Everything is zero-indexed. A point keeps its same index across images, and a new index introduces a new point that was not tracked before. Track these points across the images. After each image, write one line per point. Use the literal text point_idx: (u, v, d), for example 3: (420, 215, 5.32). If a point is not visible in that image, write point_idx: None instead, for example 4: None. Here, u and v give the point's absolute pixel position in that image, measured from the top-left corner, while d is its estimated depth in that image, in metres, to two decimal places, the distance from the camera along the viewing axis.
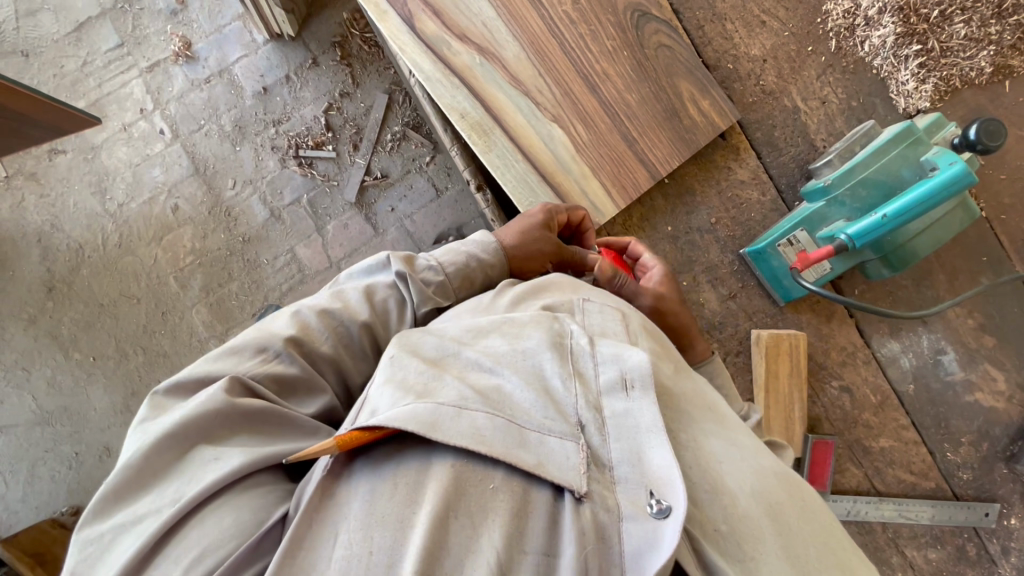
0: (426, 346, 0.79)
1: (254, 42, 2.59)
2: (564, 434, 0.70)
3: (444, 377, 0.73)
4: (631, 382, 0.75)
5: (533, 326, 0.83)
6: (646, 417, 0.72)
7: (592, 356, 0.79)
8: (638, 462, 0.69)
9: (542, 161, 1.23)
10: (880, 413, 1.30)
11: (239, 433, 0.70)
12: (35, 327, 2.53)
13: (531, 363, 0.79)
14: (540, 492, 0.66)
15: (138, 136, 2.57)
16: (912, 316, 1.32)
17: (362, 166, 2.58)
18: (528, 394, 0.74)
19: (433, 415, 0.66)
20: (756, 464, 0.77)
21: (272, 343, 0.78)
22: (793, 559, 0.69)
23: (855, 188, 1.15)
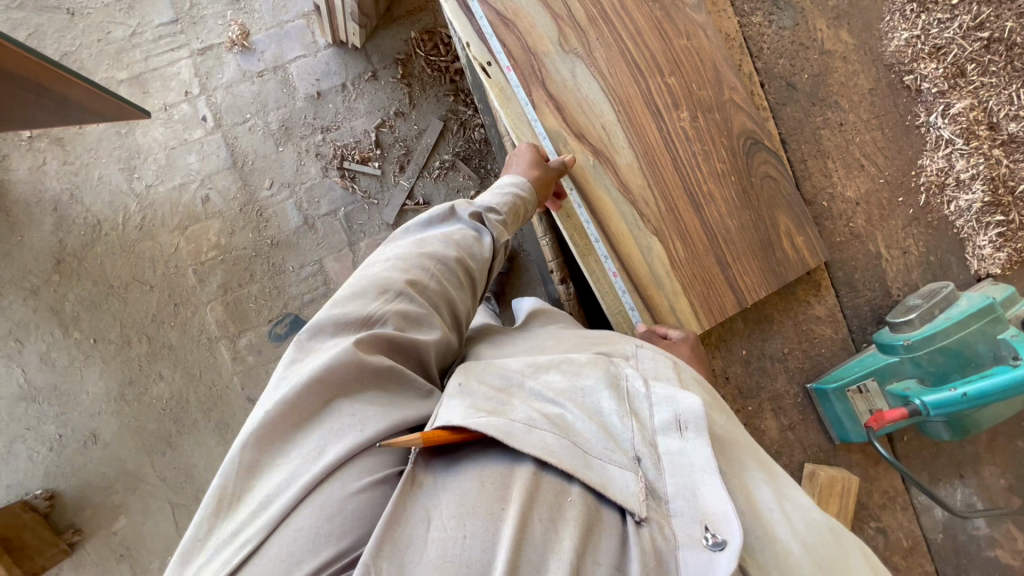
0: (489, 377, 0.71)
1: (315, 44, 2.55)
2: (621, 461, 0.62)
3: (512, 402, 0.66)
4: (684, 422, 0.64)
5: (591, 368, 0.73)
6: (701, 456, 0.62)
7: (646, 397, 0.69)
8: (694, 495, 0.60)
9: (638, 274, 1.24)
10: (908, 556, 1.36)
11: (368, 388, 0.69)
12: (35, 299, 2.40)
13: (587, 399, 0.69)
14: (609, 513, 0.58)
15: (177, 119, 2.48)
16: (951, 469, 1.37)
17: (406, 189, 2.55)
18: (590, 425, 0.65)
19: (507, 430, 0.60)
20: (809, 512, 0.64)
21: (392, 285, 0.81)
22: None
23: (932, 354, 1.19)
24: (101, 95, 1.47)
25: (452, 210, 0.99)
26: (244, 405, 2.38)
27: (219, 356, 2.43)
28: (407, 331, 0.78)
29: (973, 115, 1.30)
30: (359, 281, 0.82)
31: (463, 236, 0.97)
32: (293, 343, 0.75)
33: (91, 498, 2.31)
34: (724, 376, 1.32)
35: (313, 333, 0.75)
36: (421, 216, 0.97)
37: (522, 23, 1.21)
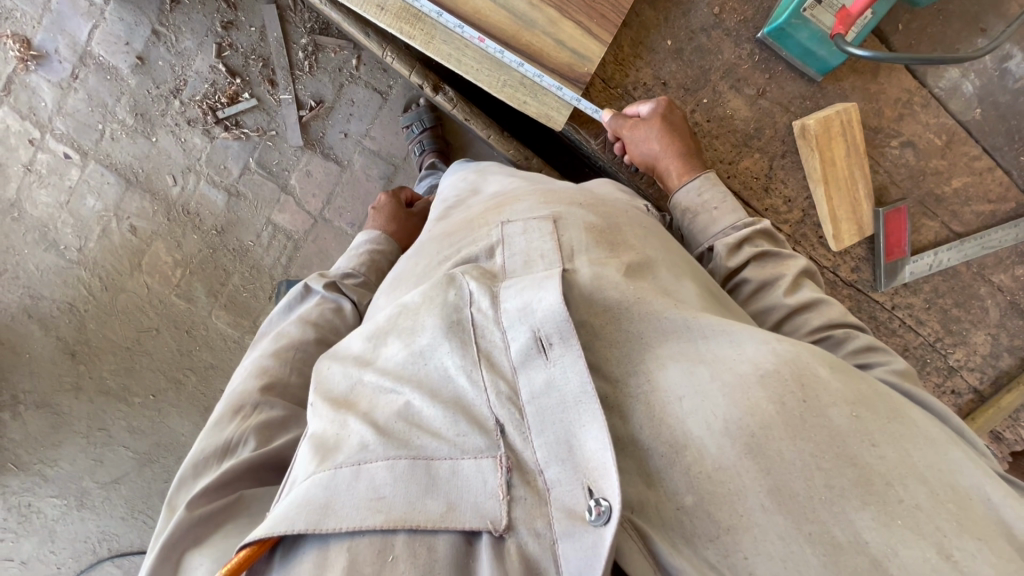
0: (339, 379, 0.75)
1: (95, 6, 2.17)
2: (480, 449, 0.63)
3: (348, 423, 0.68)
4: (549, 339, 0.64)
5: (426, 310, 0.73)
6: (573, 385, 0.62)
7: (500, 323, 0.69)
8: (569, 453, 0.60)
9: (498, 25, 0.99)
10: (948, 154, 1.18)
11: (225, 521, 0.78)
12: (83, 392, 2.51)
13: (432, 364, 0.70)
14: (447, 539, 0.58)
15: (47, 172, 2.30)
16: (970, 29, 1.10)
17: (291, 101, 2.25)
18: (434, 408, 0.67)
19: (328, 498, 0.60)
20: (728, 385, 0.60)
21: (248, 400, 0.91)
22: (785, 499, 0.54)
23: None
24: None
25: (307, 287, 1.12)
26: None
27: None
28: (273, 440, 0.87)
29: None
30: (221, 406, 0.92)
31: (323, 310, 1.09)
32: (161, 507, 0.83)
33: None
34: (660, 85, 1.09)
35: (176, 489, 0.84)
36: (282, 303, 1.10)
37: None
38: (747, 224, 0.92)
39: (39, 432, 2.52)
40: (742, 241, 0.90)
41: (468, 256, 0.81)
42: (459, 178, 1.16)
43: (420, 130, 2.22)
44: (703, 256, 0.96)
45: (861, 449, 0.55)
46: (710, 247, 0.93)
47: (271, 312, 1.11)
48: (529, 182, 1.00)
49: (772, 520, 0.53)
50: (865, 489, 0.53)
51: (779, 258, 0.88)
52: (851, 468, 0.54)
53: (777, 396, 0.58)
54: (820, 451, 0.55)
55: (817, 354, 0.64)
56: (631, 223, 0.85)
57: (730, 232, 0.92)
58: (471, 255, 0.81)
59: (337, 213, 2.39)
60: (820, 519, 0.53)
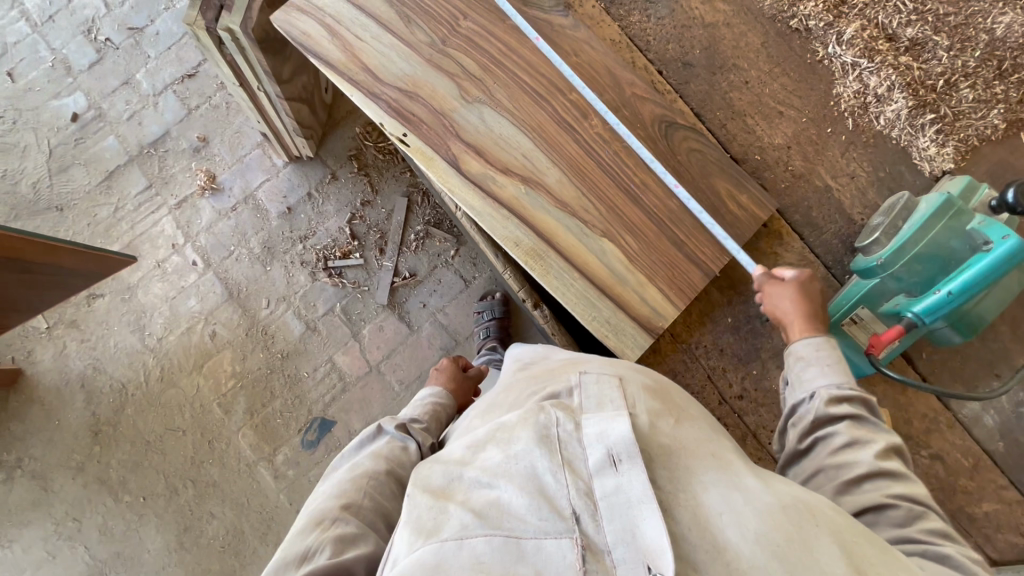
0: (437, 476, 0.82)
1: (274, 166, 2.76)
2: (559, 531, 0.68)
3: (448, 510, 0.74)
4: (618, 455, 0.73)
5: (521, 427, 0.81)
6: (637, 488, 0.69)
7: (579, 441, 0.77)
8: (633, 538, 0.66)
9: (599, 277, 1.28)
10: (976, 476, 1.27)
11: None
12: (83, 474, 2.49)
13: (522, 464, 0.76)
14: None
15: (171, 270, 2.68)
16: (985, 372, 1.31)
17: (391, 268, 2.66)
18: (520, 498, 0.72)
19: (437, 560, 0.66)
20: (756, 504, 0.71)
21: (328, 514, 1.02)
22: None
23: (909, 264, 1.18)
24: (81, 249, 1.63)
25: (379, 428, 1.24)
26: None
27: (261, 477, 2.50)
28: (343, 549, 0.95)
29: (867, 34, 1.34)
30: (302, 521, 1.03)
31: (391, 447, 1.19)
32: None
33: None
34: (717, 350, 1.31)
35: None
36: (356, 441, 1.22)
37: (423, 90, 1.32)
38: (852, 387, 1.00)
39: (19, 503, 2.45)
40: (847, 399, 0.97)
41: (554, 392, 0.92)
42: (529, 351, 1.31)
43: (489, 317, 2.51)
44: (801, 403, 1.03)
45: (872, 570, 0.65)
46: (810, 394, 1.01)
47: (346, 448, 1.23)
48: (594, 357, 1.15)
49: None
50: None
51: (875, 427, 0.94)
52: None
53: (796, 523, 0.69)
54: (842, 566, 0.65)
55: (827, 504, 0.75)
56: (676, 396, 0.98)
57: (831, 388, 1.00)
58: (555, 391, 0.92)
59: (391, 368, 2.60)
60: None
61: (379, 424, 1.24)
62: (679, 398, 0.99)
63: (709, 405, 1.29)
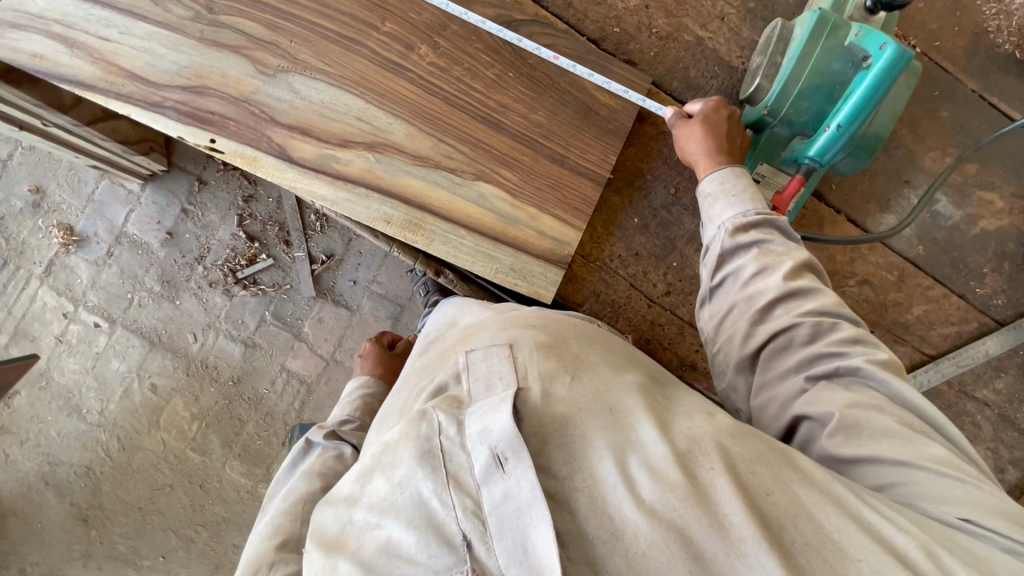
0: (330, 522, 0.75)
1: (132, 192, 2.44)
2: (449, 565, 0.65)
3: (339, 566, 0.68)
4: (503, 456, 0.66)
5: (403, 445, 0.71)
6: (524, 492, 0.64)
7: (463, 446, 0.69)
8: (525, 555, 0.63)
9: (488, 224, 1.16)
10: (903, 286, 1.30)
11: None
12: (92, 560, 2.46)
13: (408, 494, 0.69)
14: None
15: (77, 341, 2.45)
16: (894, 182, 1.28)
17: (304, 257, 2.46)
18: (409, 536, 0.66)
19: None
20: (647, 465, 0.69)
21: (263, 561, 0.90)
22: (705, 562, 0.61)
23: (795, 104, 1.08)
24: None
25: (307, 442, 1.18)
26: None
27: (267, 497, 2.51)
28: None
29: None
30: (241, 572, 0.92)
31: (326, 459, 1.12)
32: None
33: None
34: (633, 255, 1.24)
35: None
36: (286, 463, 1.16)
37: (212, 79, 1.09)
38: (761, 213, 0.99)
39: None
40: (749, 227, 0.98)
41: (439, 386, 0.83)
42: (441, 315, 1.21)
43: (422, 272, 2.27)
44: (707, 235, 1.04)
45: (761, 500, 0.66)
46: (716, 228, 1.02)
47: (279, 473, 1.17)
48: (500, 312, 1.05)
49: None
50: (773, 543, 0.62)
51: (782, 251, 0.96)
52: (759, 529, 0.63)
53: (686, 473, 0.68)
54: (734, 513, 0.64)
55: (716, 430, 0.74)
56: (576, 336, 0.90)
57: (739, 217, 1.00)
58: (441, 385, 0.83)
59: (347, 354, 2.51)
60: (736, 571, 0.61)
61: (305, 439, 1.19)
62: (577, 339, 0.90)
63: (640, 312, 1.25)
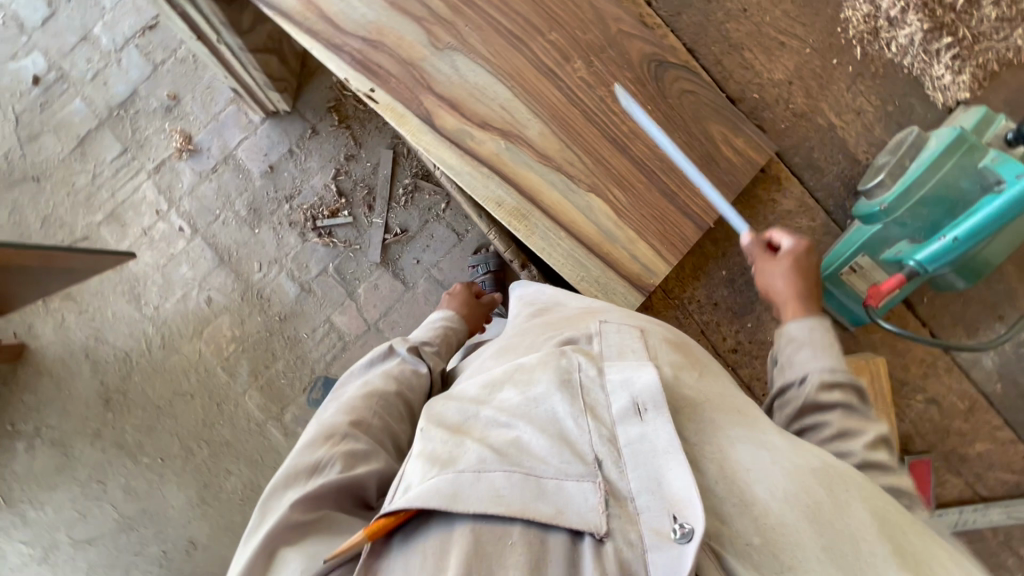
0: (452, 413, 0.83)
1: (251, 122, 2.63)
2: (581, 473, 0.71)
3: (466, 444, 0.75)
4: (644, 405, 0.75)
5: (541, 370, 0.83)
6: (663, 439, 0.72)
7: (603, 388, 0.80)
8: (658, 487, 0.68)
9: (586, 235, 1.22)
10: (971, 418, 1.27)
11: (312, 534, 0.82)
12: (100, 440, 2.57)
13: (543, 408, 0.79)
14: (557, 537, 0.66)
15: (159, 238, 2.62)
16: (987, 314, 1.27)
17: (381, 225, 2.59)
18: (542, 439, 0.74)
19: (454, 488, 0.70)
20: (789, 464, 0.72)
21: (338, 430, 0.95)
22: (840, 559, 0.63)
23: (913, 208, 1.11)
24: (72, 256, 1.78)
25: (391, 348, 1.22)
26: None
27: (272, 436, 2.57)
28: (357, 466, 0.91)
29: None
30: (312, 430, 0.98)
31: None
32: (257, 508, 0.88)
33: None
34: (712, 304, 1.27)
35: (274, 486, 0.90)
36: (365, 359, 1.20)
37: (389, 38, 1.21)
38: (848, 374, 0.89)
39: (43, 470, 2.55)
40: (839, 386, 0.88)
41: (570, 340, 0.93)
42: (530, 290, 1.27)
43: (484, 271, 2.47)
44: (790, 385, 0.94)
45: (903, 538, 0.67)
46: (801, 377, 0.91)
47: (355, 364, 1.21)
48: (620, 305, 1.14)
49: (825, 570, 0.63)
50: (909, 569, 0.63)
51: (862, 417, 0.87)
52: (895, 556, 0.64)
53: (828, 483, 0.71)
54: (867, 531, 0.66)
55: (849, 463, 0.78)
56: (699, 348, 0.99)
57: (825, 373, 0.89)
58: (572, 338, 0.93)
59: (389, 325, 2.60)
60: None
61: (389, 346, 1.22)
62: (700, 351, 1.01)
63: None
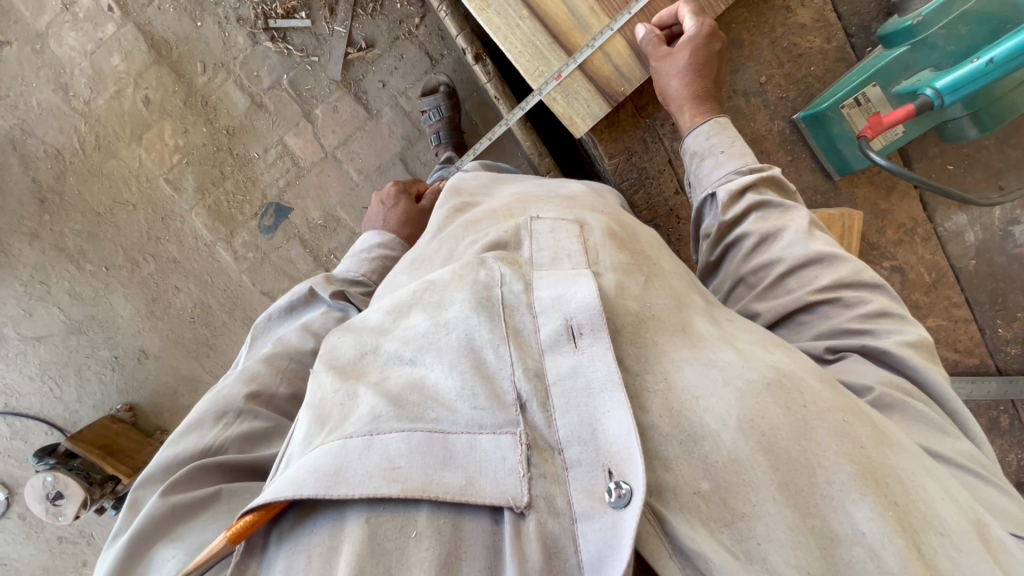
0: (346, 349, 0.65)
1: None
2: (497, 423, 0.53)
3: (359, 394, 0.58)
4: (579, 329, 0.58)
5: (455, 288, 0.65)
6: (600, 370, 0.55)
7: (530, 309, 0.62)
8: (593, 436, 0.52)
9: (554, 18, 0.99)
10: (933, 292, 1.19)
11: (202, 510, 0.65)
12: (38, 242, 2.17)
13: (456, 335, 0.61)
14: (476, 523, 0.48)
15: (84, 17, 2.03)
16: (986, 182, 1.13)
17: (343, 36, 2.05)
18: (452, 379, 0.57)
19: (337, 466, 0.50)
20: (735, 383, 0.56)
21: (231, 405, 0.79)
22: (795, 493, 0.49)
23: (951, 26, 0.90)
24: None
25: (313, 291, 0.98)
26: (262, 299, 2.23)
27: (223, 259, 2.20)
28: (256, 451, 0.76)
29: None
30: (201, 406, 0.80)
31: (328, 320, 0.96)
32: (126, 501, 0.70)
33: (165, 404, 2.30)
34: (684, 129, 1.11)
35: (148, 484, 0.72)
36: (283, 299, 0.98)
37: None
38: (754, 170, 0.84)
39: None
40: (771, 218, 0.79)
41: (496, 241, 0.73)
42: (472, 176, 1.03)
43: (437, 117, 1.99)
44: (704, 207, 0.87)
45: (878, 461, 0.51)
46: (711, 195, 0.85)
47: (274, 302, 1.00)
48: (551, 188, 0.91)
49: (780, 511, 0.48)
50: (882, 499, 0.48)
51: (781, 210, 0.79)
52: (864, 479, 0.49)
53: (784, 403, 0.54)
54: (822, 455, 0.50)
55: (810, 370, 0.60)
56: (646, 234, 0.80)
57: (734, 177, 0.84)
58: (498, 239, 0.74)
59: (348, 157, 2.16)
60: (822, 513, 0.48)
61: (312, 287, 0.98)
62: (649, 238, 0.79)
63: (663, 194, 1.16)
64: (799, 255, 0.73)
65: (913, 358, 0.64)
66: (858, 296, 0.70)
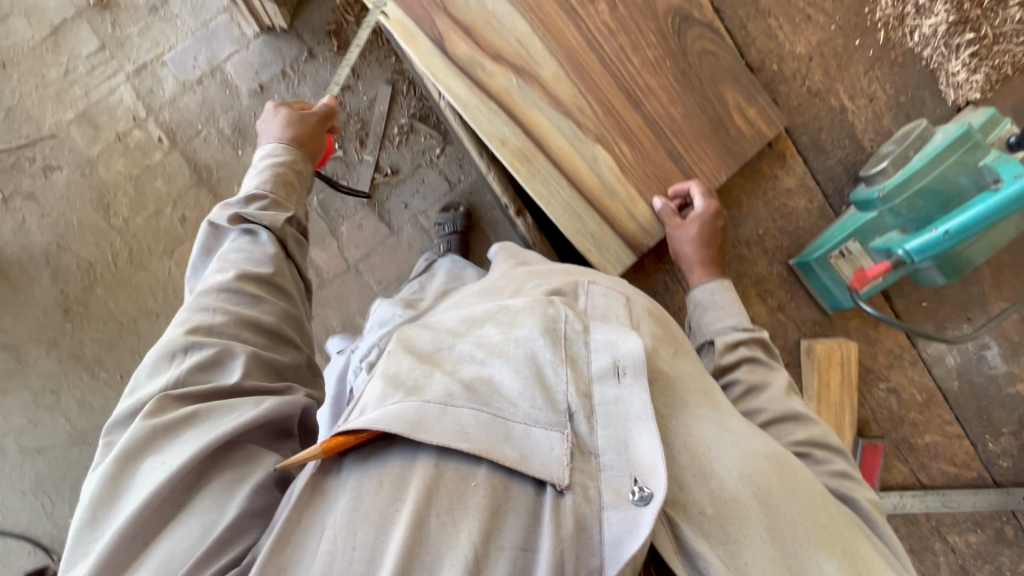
0: (425, 341, 0.81)
1: (244, 37, 2.16)
2: (551, 422, 0.69)
3: (435, 375, 0.73)
4: (624, 368, 0.73)
5: (526, 315, 0.80)
6: (637, 404, 0.70)
7: (585, 343, 0.77)
8: (626, 449, 0.68)
9: (588, 186, 1.19)
10: (926, 410, 1.33)
11: (182, 431, 0.76)
12: (57, 350, 2.13)
13: (523, 348, 0.76)
14: (522, 489, 0.65)
15: (134, 146, 2.17)
16: (957, 314, 1.31)
17: (371, 163, 2.29)
18: (515, 380, 0.72)
19: (418, 415, 0.67)
20: (747, 446, 0.75)
21: (176, 346, 0.83)
22: (777, 537, 0.68)
23: (910, 199, 1.10)
24: None
25: (215, 226, 1.02)
26: None
27: None
28: (210, 375, 0.83)
29: None
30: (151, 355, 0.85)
31: None
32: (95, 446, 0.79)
33: None
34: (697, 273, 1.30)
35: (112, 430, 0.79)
36: (195, 247, 1.03)
37: None
38: (749, 330, 1.06)
39: None
40: (758, 368, 1.01)
41: (556, 288, 0.89)
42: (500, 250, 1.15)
43: (448, 231, 2.22)
44: (704, 348, 1.09)
45: (835, 531, 0.71)
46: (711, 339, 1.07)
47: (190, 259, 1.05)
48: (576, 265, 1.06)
49: (762, 543, 0.67)
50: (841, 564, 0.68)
51: (767, 367, 1.01)
52: (826, 544, 0.69)
53: (780, 468, 0.74)
54: (798, 514, 0.70)
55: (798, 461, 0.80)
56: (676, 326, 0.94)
57: (731, 332, 1.06)
58: (557, 287, 0.89)
59: (370, 269, 2.31)
60: (796, 558, 0.67)
61: (209, 224, 1.02)
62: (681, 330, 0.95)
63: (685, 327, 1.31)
64: (780, 409, 0.93)
65: (874, 515, 0.84)
66: (825, 454, 0.89)
